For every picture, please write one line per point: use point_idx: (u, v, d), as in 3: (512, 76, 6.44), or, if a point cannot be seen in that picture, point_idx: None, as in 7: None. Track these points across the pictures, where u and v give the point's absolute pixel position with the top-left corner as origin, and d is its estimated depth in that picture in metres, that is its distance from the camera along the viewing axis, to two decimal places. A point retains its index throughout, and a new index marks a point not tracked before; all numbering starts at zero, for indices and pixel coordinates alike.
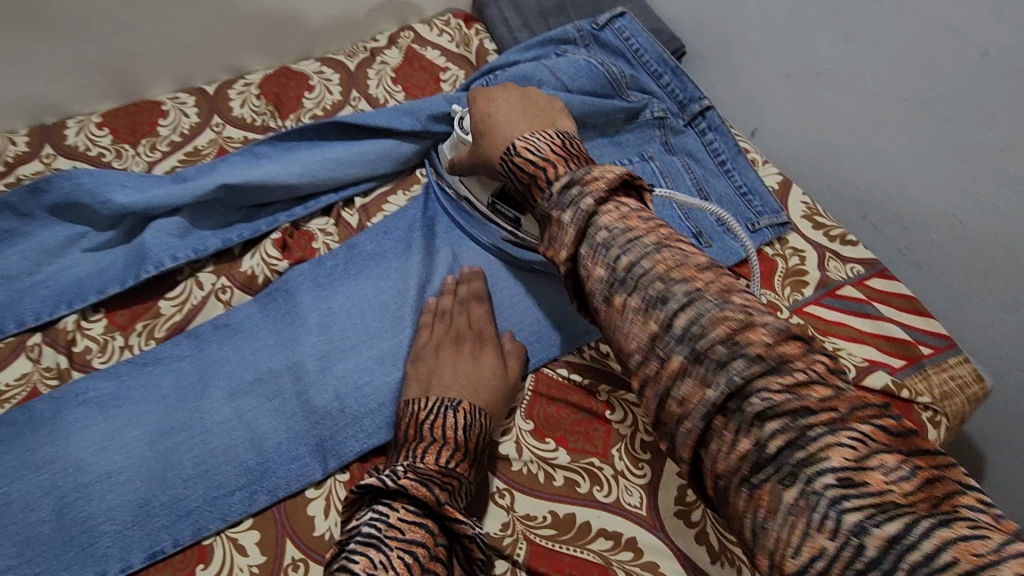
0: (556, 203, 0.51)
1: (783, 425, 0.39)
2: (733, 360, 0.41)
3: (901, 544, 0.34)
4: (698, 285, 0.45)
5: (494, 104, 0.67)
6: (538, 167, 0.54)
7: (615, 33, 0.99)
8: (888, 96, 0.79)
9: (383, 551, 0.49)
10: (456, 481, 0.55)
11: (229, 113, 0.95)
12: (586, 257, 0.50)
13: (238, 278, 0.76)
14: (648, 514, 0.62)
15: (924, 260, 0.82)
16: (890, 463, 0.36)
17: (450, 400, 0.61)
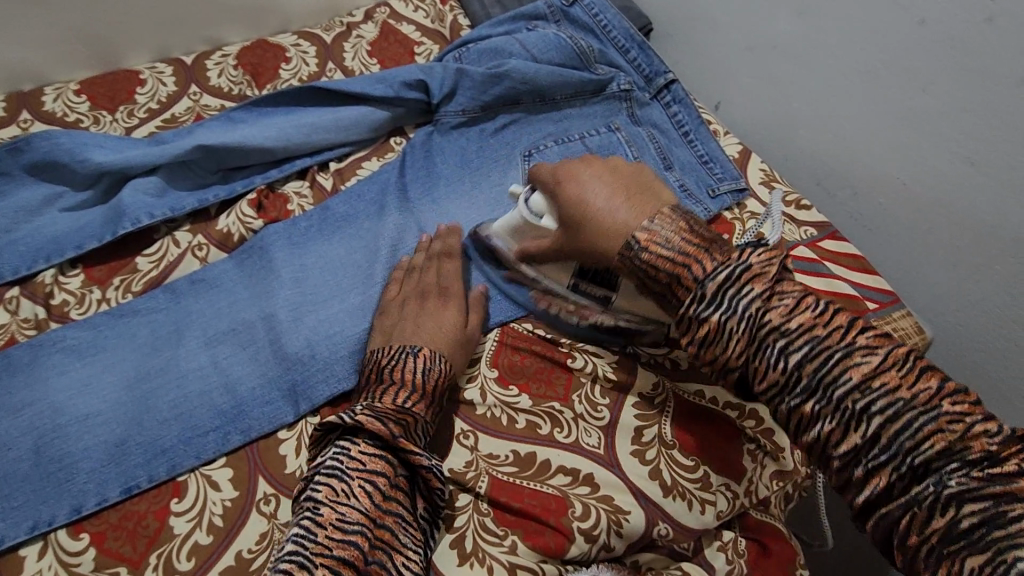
0: (717, 307, 0.50)
1: (960, 465, 0.43)
2: (872, 402, 0.46)
3: (994, 522, 0.42)
4: (779, 315, 0.49)
5: (587, 185, 0.61)
6: (663, 265, 0.53)
7: (585, 9, 1.02)
8: (839, 66, 0.84)
9: (346, 481, 0.53)
10: (411, 418, 0.59)
11: (207, 82, 0.97)
12: (760, 378, 0.50)
13: (214, 236, 0.78)
14: (606, 453, 0.65)
15: (873, 224, 0.86)
16: (979, 456, 0.43)
17: (411, 347, 0.65)
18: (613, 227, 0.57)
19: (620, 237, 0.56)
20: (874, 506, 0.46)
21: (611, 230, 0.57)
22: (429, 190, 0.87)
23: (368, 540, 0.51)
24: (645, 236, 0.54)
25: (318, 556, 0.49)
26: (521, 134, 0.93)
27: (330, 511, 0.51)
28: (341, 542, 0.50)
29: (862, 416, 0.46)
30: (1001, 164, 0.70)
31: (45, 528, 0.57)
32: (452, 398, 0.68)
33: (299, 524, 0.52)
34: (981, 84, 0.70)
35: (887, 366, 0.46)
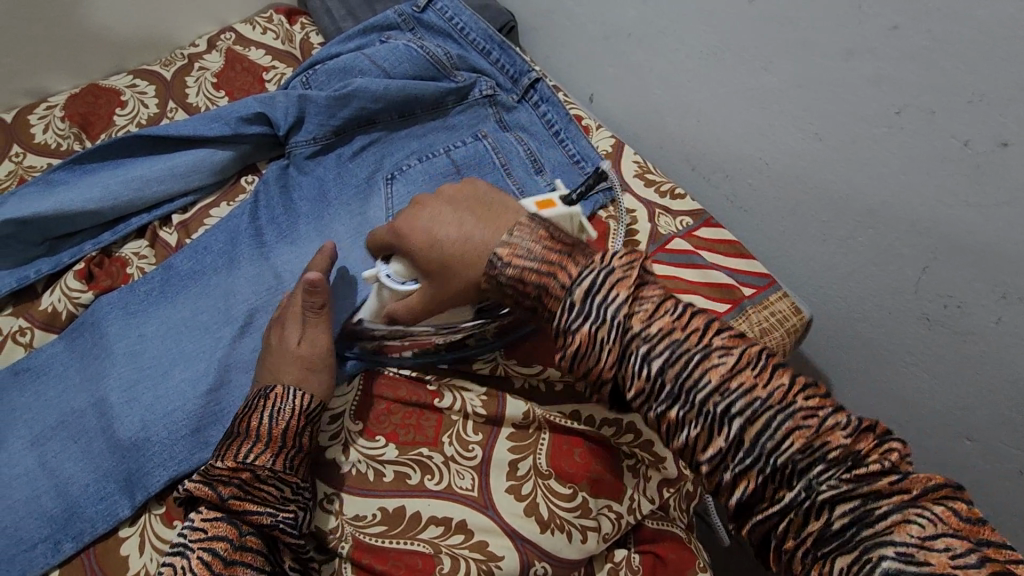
0: (581, 314, 0.47)
1: (827, 466, 0.41)
2: (724, 397, 0.44)
3: (862, 522, 0.39)
4: (711, 371, 0.44)
5: (437, 220, 0.57)
6: (530, 277, 0.51)
7: (438, 14, 0.97)
8: (687, 50, 0.82)
9: (187, 555, 0.51)
10: (252, 473, 0.54)
11: (31, 140, 0.88)
12: (624, 369, 0.47)
13: (38, 316, 0.71)
14: (479, 495, 0.62)
15: (748, 204, 0.84)
16: (843, 455, 0.41)
17: (264, 389, 0.60)
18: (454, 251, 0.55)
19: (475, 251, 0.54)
20: (754, 510, 0.43)
21: (463, 253, 0.55)
22: (290, 227, 0.81)
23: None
24: (506, 251, 0.52)
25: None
26: (383, 155, 0.88)
27: None
28: None
29: (723, 417, 0.44)
30: (843, 137, 0.69)
31: None
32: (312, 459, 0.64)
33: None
34: (813, 59, 0.69)
35: (744, 364, 0.45)
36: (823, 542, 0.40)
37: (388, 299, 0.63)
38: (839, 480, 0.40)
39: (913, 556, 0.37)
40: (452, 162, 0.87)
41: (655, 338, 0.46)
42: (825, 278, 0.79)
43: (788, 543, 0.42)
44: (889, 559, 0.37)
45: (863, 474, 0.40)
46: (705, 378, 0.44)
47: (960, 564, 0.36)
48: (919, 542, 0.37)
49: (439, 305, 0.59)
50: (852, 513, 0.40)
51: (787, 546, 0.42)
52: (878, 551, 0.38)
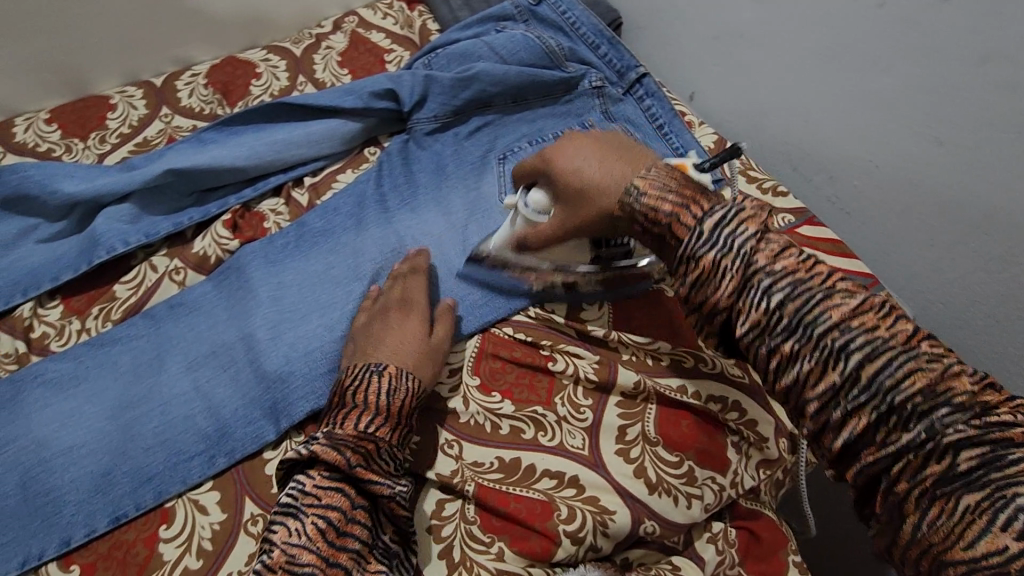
0: (711, 243, 0.46)
1: (951, 410, 0.39)
2: (848, 335, 0.42)
3: (992, 465, 0.38)
4: (834, 309, 0.42)
5: (577, 157, 0.58)
6: (660, 213, 0.50)
7: (552, 7, 1.01)
8: (802, 52, 0.84)
9: (300, 518, 0.53)
10: (373, 445, 0.57)
11: (178, 103, 0.96)
12: (740, 300, 0.45)
13: (190, 259, 0.79)
14: (590, 454, 0.65)
15: (850, 206, 0.86)
16: (969, 401, 0.40)
17: (376, 365, 0.63)
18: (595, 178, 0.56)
19: (612, 184, 0.54)
20: (859, 451, 0.42)
21: (600, 183, 0.55)
22: (411, 196, 0.86)
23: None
24: (643, 182, 0.52)
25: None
26: (496, 137, 0.93)
27: (279, 553, 0.51)
28: None
29: (841, 353, 0.42)
30: (965, 141, 0.70)
31: (34, 562, 0.59)
32: (434, 407, 0.69)
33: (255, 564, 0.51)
34: (939, 64, 0.71)
35: (866, 306, 0.43)
36: (943, 480, 0.39)
37: (521, 225, 0.69)
38: (968, 425, 0.39)
39: None
40: None
41: (779, 277, 0.44)
42: (928, 282, 0.80)
43: (901, 484, 0.41)
44: (1023, 499, 0.36)
45: (992, 420, 0.39)
46: (826, 316, 0.42)
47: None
48: None
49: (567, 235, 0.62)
50: (979, 457, 0.39)
51: (900, 487, 0.41)
52: (1011, 491, 0.37)
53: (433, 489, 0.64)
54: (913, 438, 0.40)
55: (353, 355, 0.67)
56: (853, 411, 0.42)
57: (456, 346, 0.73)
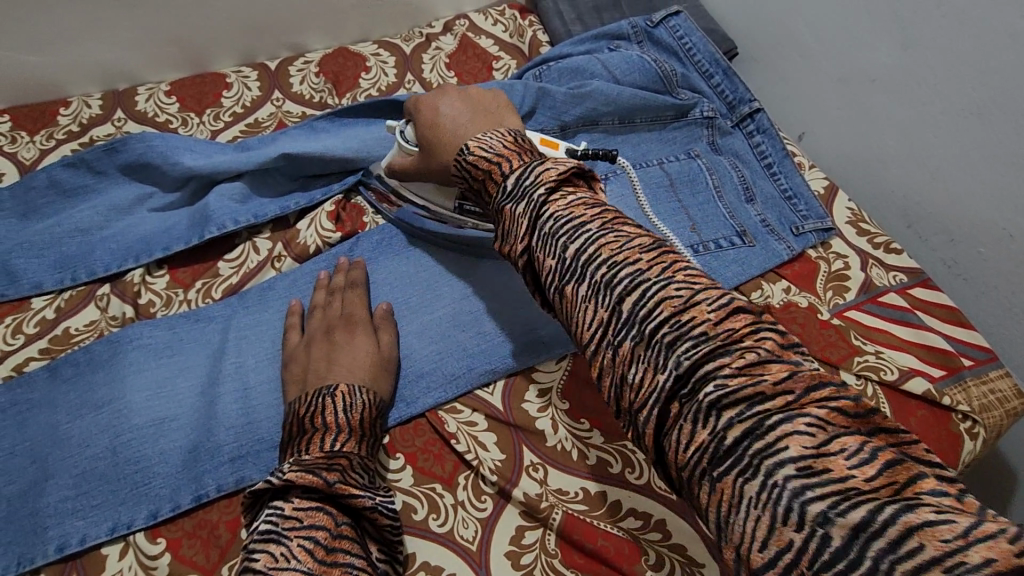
0: (511, 194, 0.47)
1: (742, 405, 0.34)
2: (701, 356, 0.36)
3: (754, 434, 0.33)
4: (604, 247, 0.41)
5: (440, 107, 0.63)
6: (482, 166, 0.51)
7: (670, 31, 0.99)
8: (944, 105, 0.79)
9: (283, 543, 0.46)
10: (346, 459, 0.55)
11: (290, 89, 0.98)
12: (537, 250, 0.44)
13: (294, 248, 0.79)
14: (679, 499, 0.63)
15: (970, 272, 0.81)
16: (783, 381, 0.34)
17: (327, 388, 0.61)
18: (446, 136, 0.61)
19: (460, 147, 0.57)
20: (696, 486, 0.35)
21: (446, 142, 0.61)
22: None
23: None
24: (474, 144, 0.52)
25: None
26: (599, 154, 0.91)
27: None
28: None
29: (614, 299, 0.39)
30: None
31: (124, 530, 0.59)
32: (521, 425, 0.67)
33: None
34: None
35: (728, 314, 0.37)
36: (718, 459, 0.34)
37: (397, 153, 0.73)
38: (724, 377, 0.35)
39: (827, 484, 0.30)
40: (666, 174, 0.89)
41: (626, 241, 0.41)
42: None
43: (678, 457, 0.36)
44: None
45: (745, 369, 0.34)
46: (689, 327, 0.37)
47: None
48: (812, 451, 0.31)
49: (425, 172, 0.68)
50: (745, 426, 0.33)
51: (679, 460, 0.36)
52: (780, 473, 0.31)
53: (516, 511, 0.62)
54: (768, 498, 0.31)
55: (303, 380, 0.64)
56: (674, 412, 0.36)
57: (546, 364, 0.72)
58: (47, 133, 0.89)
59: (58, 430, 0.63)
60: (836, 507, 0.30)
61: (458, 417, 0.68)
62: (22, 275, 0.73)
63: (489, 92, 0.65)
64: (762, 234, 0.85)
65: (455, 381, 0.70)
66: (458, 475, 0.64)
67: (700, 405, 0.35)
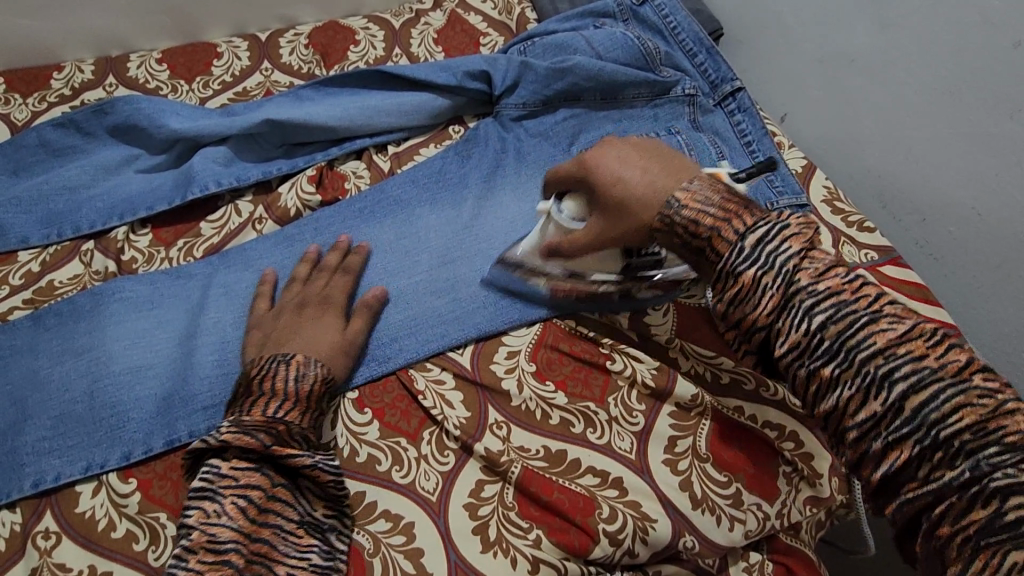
0: (750, 258, 0.47)
1: (1003, 450, 0.39)
2: (895, 369, 0.42)
3: None
4: (804, 273, 0.46)
5: (622, 168, 0.56)
6: (704, 221, 0.50)
7: (655, 10, 1.00)
8: (918, 86, 0.80)
9: (217, 500, 0.54)
10: (285, 426, 0.57)
11: (279, 59, 1.00)
12: (779, 321, 0.46)
13: (275, 211, 0.81)
14: (637, 459, 0.65)
15: (941, 251, 0.82)
16: (1022, 442, 0.39)
17: (283, 356, 0.63)
18: (636, 197, 0.54)
19: (653, 207, 0.53)
20: (899, 486, 0.42)
21: (642, 199, 0.54)
22: (500, 177, 0.87)
23: (244, 556, 0.52)
24: (685, 194, 0.51)
25: None
26: (580, 129, 0.93)
27: (200, 534, 0.52)
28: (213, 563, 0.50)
29: (803, 315, 0.45)
30: None
31: (97, 470, 0.62)
32: (487, 386, 0.69)
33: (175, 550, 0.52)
34: None
35: (917, 335, 0.43)
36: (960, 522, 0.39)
37: (552, 233, 0.65)
38: (1010, 442, 0.39)
39: None
40: None
41: (818, 298, 0.45)
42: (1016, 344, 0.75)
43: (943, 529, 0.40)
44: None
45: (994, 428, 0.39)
46: (948, 402, 0.40)
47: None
48: None
49: (603, 243, 0.59)
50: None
51: (942, 531, 0.40)
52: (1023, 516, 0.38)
53: (477, 465, 0.64)
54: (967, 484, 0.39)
55: (262, 346, 0.66)
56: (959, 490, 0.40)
57: (516, 329, 0.73)
58: (40, 96, 0.91)
59: (38, 374, 0.66)
60: None
61: (427, 375, 0.70)
62: (10, 229, 0.76)
63: (649, 139, 0.60)
64: None
65: (424, 341, 0.72)
66: (423, 430, 0.66)
67: (872, 414, 0.42)
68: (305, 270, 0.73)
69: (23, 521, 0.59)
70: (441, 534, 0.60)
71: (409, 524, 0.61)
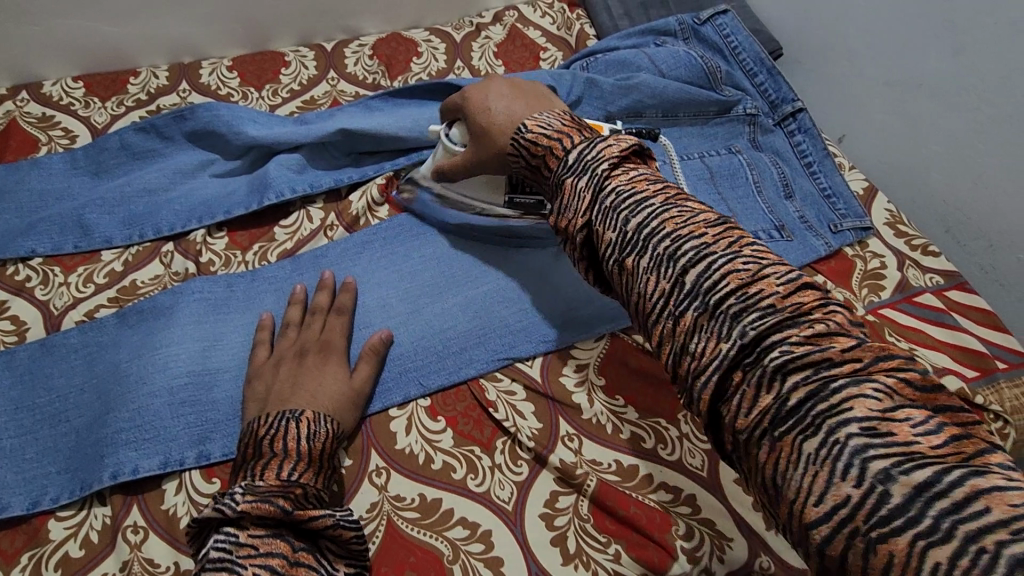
0: (572, 167, 0.51)
1: (803, 359, 0.35)
2: (748, 312, 0.38)
3: (997, 525, 0.28)
4: (668, 221, 0.44)
5: (488, 96, 0.66)
6: (541, 142, 0.56)
7: (716, 29, 1.01)
8: (993, 114, 0.80)
9: (237, 572, 0.45)
10: (302, 486, 0.53)
11: (344, 69, 1.02)
12: (597, 224, 0.47)
13: (346, 218, 0.83)
14: (709, 476, 0.65)
15: (1007, 279, 0.82)
16: (922, 418, 0.33)
17: (291, 411, 0.59)
18: (501, 123, 0.63)
19: (514, 126, 0.61)
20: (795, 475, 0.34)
21: (503, 125, 0.63)
22: None
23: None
24: (532, 121, 0.58)
25: None
26: None
27: None
28: None
29: (667, 259, 0.43)
30: None
31: (177, 466, 0.63)
32: (558, 398, 0.70)
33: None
34: None
35: (768, 272, 0.39)
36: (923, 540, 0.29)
37: (442, 158, 0.75)
38: (923, 438, 0.32)
39: None
40: (707, 167, 0.91)
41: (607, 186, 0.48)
42: None
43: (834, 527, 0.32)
44: None
45: (942, 436, 0.32)
46: (821, 359, 0.36)
47: None
48: None
49: (474, 168, 0.69)
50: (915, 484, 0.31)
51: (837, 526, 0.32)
52: None
53: (551, 476, 0.65)
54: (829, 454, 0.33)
55: (264, 401, 0.62)
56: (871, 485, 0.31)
57: (583, 342, 0.74)
58: (118, 100, 0.94)
59: (120, 368, 0.67)
60: None
61: (498, 385, 0.71)
62: (94, 229, 0.78)
63: (535, 83, 0.70)
64: (798, 230, 0.86)
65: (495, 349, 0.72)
66: (496, 440, 0.67)
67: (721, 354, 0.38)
68: (325, 300, 0.72)
69: (112, 514, 0.61)
70: (519, 543, 0.61)
71: (486, 532, 0.61)
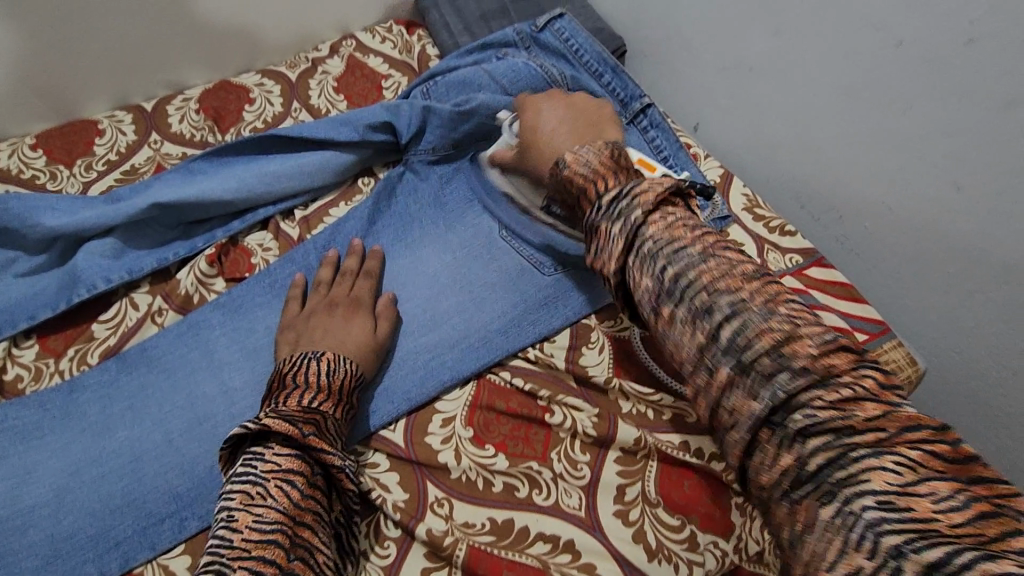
0: (606, 213, 0.52)
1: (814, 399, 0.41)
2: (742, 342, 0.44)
3: (838, 464, 0.38)
4: (707, 274, 0.47)
5: (543, 113, 0.70)
6: (577, 180, 0.56)
7: (555, 34, 0.98)
8: (815, 89, 0.80)
9: (261, 483, 0.52)
10: (321, 417, 0.58)
11: (168, 129, 0.94)
12: (598, 238, 0.53)
13: (175, 299, 0.76)
14: (587, 515, 0.63)
15: (859, 246, 0.83)
16: (841, 387, 0.40)
17: (314, 352, 0.64)
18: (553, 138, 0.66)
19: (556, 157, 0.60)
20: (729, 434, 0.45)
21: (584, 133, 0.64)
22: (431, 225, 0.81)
23: (289, 538, 0.50)
24: (571, 158, 0.57)
25: (235, 558, 0.47)
26: None
27: (244, 515, 0.49)
28: (258, 542, 0.48)
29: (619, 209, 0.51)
30: (986, 191, 0.66)
31: None
32: (423, 459, 0.65)
33: (214, 533, 0.49)
34: (961, 106, 0.66)
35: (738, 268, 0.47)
36: (800, 483, 0.40)
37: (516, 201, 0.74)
38: (816, 408, 0.40)
39: (907, 521, 0.35)
40: None
41: (589, 153, 0.57)
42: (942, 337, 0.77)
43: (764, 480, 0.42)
44: (870, 509, 0.36)
45: (842, 402, 0.40)
46: (759, 341, 0.43)
47: (942, 508, 0.35)
48: (899, 489, 0.36)
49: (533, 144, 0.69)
50: (830, 453, 0.39)
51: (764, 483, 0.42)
52: (858, 502, 0.37)
53: (421, 551, 0.61)
54: (842, 524, 0.37)
55: (296, 343, 0.67)
56: (758, 439, 0.43)
57: (449, 393, 0.70)
58: None
59: None
60: (910, 544, 0.34)
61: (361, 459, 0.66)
62: None
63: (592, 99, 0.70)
64: None
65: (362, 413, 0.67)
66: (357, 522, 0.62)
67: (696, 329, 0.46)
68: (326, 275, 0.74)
69: None
70: None
71: None
